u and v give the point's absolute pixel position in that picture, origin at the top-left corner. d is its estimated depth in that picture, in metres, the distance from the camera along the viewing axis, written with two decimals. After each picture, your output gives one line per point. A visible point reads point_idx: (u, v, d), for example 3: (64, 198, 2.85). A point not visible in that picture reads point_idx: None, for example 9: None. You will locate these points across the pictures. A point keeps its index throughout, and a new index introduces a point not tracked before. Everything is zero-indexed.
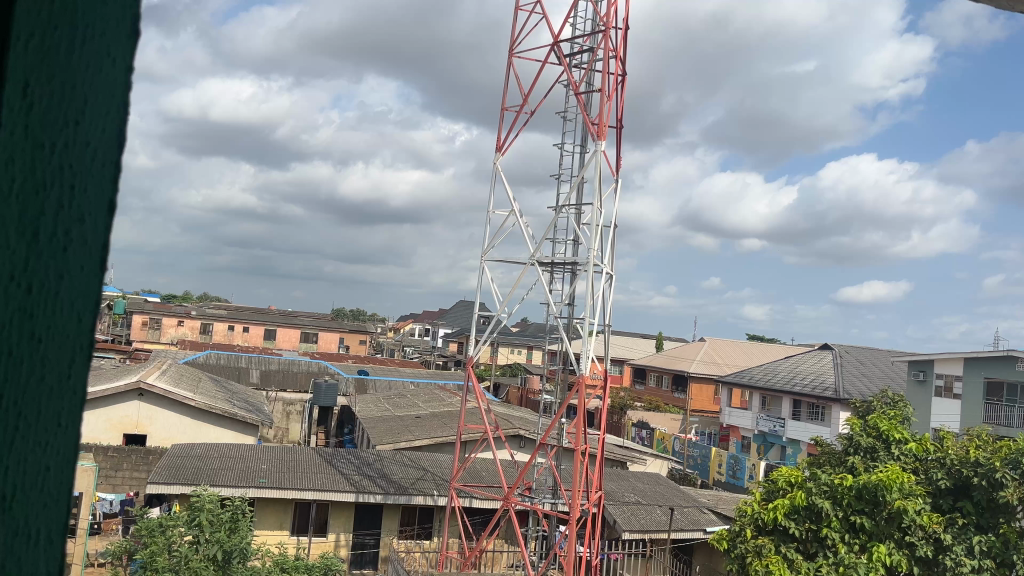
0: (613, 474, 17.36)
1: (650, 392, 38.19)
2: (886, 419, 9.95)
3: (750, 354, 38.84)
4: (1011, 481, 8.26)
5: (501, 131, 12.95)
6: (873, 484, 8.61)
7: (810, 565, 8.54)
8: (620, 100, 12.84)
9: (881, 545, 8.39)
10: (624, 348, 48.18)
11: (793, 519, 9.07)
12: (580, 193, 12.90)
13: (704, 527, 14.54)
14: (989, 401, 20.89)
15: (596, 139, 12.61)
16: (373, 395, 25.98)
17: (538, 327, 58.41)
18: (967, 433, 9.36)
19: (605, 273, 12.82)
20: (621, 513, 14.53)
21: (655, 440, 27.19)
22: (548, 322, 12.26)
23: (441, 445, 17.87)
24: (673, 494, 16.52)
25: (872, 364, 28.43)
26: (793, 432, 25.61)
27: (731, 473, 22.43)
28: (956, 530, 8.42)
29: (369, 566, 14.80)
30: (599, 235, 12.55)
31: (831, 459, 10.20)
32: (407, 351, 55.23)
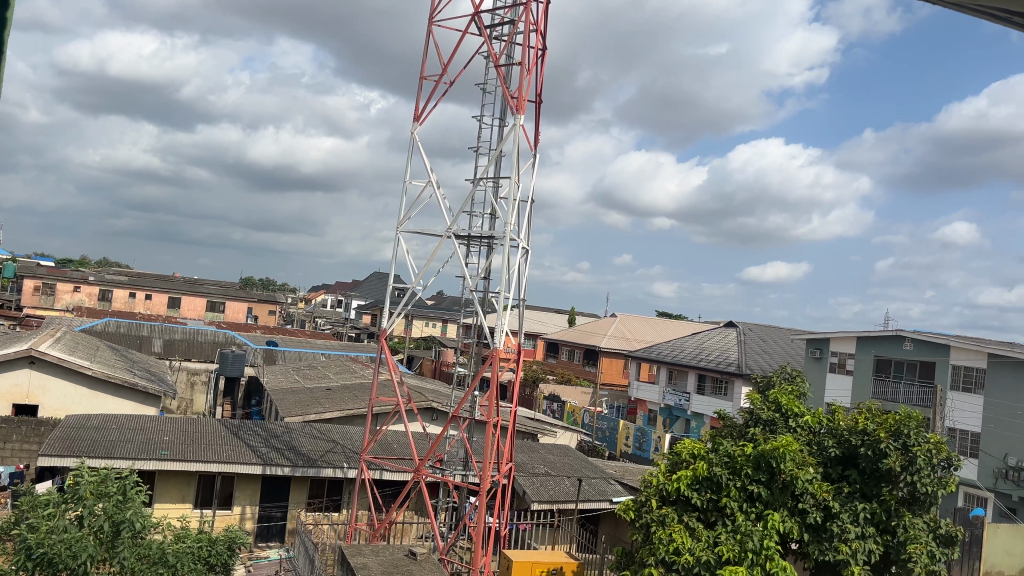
0: (524, 446, 17.58)
1: (562, 365, 38.83)
2: (785, 394, 10.39)
3: (659, 330, 39.95)
4: (893, 451, 8.82)
5: (418, 101, 12.71)
6: (770, 455, 8.94)
7: (710, 534, 8.80)
8: (540, 73, 12.88)
9: (775, 513, 8.81)
10: (537, 322, 48.76)
11: (695, 489, 9.26)
12: (498, 166, 12.93)
13: (611, 497, 14.95)
14: (879, 377, 22.06)
15: (515, 113, 12.61)
16: (282, 366, 25.53)
17: (453, 301, 58.38)
18: (857, 406, 9.87)
19: (521, 247, 12.90)
20: (530, 484, 14.75)
21: (566, 413, 27.69)
22: (462, 295, 12.33)
23: (352, 417, 17.73)
24: (582, 465, 16.89)
25: (773, 340, 29.61)
26: (698, 406, 26.48)
27: (638, 445, 23.07)
28: (842, 498, 8.97)
29: (276, 539, 14.58)
30: (517, 210, 12.62)
31: (733, 431, 10.53)
32: (319, 323, 54.29)
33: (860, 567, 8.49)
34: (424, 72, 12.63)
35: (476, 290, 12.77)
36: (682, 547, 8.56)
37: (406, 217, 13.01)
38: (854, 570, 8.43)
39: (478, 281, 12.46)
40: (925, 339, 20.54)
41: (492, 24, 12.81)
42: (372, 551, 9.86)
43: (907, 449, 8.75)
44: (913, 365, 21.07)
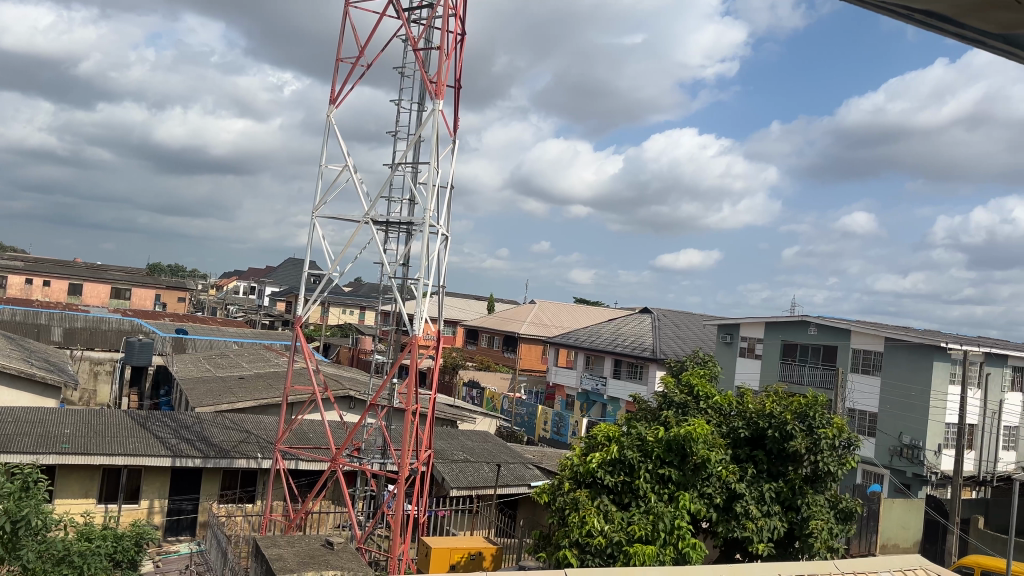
0: (443, 433, 17.53)
1: (481, 352, 38.87)
2: (696, 377, 10.66)
3: (577, 316, 40.47)
4: (799, 432, 9.18)
5: (335, 83, 12.50)
6: (683, 438, 9.14)
7: (623, 515, 8.96)
8: (459, 59, 12.82)
9: (686, 494, 9.06)
10: (456, 310, 48.70)
11: (608, 471, 9.39)
12: (416, 151, 12.82)
13: (529, 482, 15.08)
14: (785, 361, 22.80)
15: (433, 98, 12.50)
16: (192, 354, 24.74)
17: (371, 288, 57.65)
18: (764, 388, 10.22)
19: (440, 234, 12.84)
20: (449, 470, 14.75)
21: (485, 399, 27.76)
22: (380, 281, 12.22)
23: (265, 407, 17.36)
24: (501, 451, 16.95)
25: (686, 326, 30.37)
26: (614, 390, 27.04)
27: (556, 430, 23.33)
28: (750, 479, 9.32)
29: (187, 533, 14.21)
30: (436, 196, 12.56)
31: (647, 414, 10.71)
32: (231, 311, 52.80)
33: (764, 542, 8.86)
34: (341, 54, 12.37)
35: (395, 277, 12.65)
36: (594, 529, 8.71)
37: (322, 202, 12.77)
38: (759, 546, 8.79)
39: (396, 267, 12.34)
40: (828, 324, 21.44)
41: (410, 8, 12.66)
42: (288, 541, 9.68)
43: (812, 430, 9.13)
44: (817, 349, 21.98)
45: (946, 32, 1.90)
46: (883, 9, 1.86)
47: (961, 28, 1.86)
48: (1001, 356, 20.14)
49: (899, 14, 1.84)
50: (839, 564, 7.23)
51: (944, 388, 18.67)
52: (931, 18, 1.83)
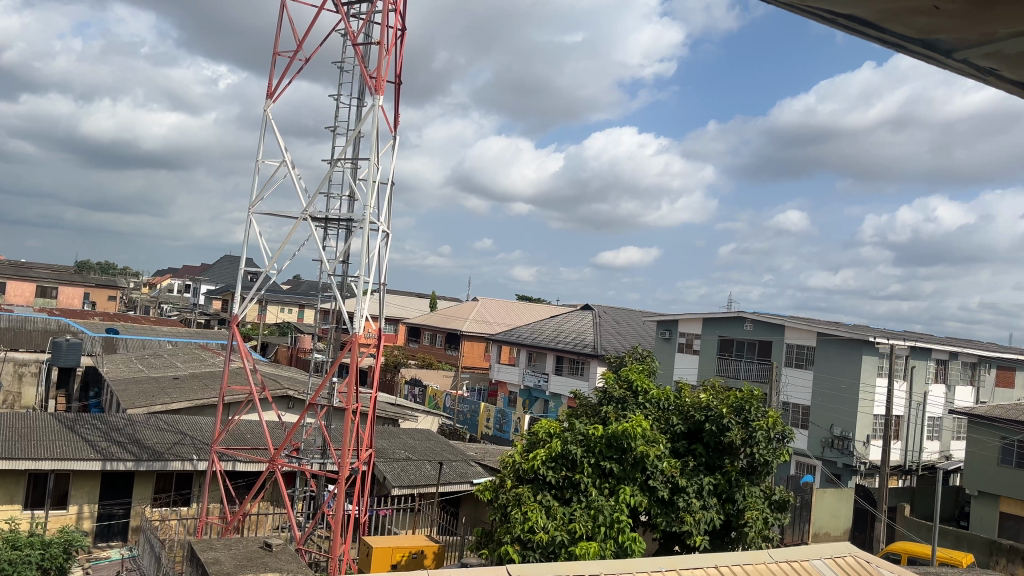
0: (385, 432, 17.36)
1: (423, 349, 38.67)
2: (635, 372, 10.79)
3: (519, 313, 40.59)
4: (735, 425, 9.42)
5: (271, 77, 12.23)
6: (621, 432, 9.24)
7: (565, 511, 9.00)
8: (398, 54, 12.72)
9: (626, 487, 9.17)
10: (397, 307, 48.38)
11: (550, 466, 9.41)
12: (356, 147, 12.69)
13: (471, 479, 15.10)
14: (722, 355, 23.28)
15: (373, 93, 12.38)
16: (124, 355, 23.97)
17: (310, 286, 56.87)
18: (702, 383, 10.41)
19: (380, 231, 12.74)
20: (390, 469, 14.64)
21: (427, 397, 27.64)
22: (319, 279, 12.07)
23: (201, 408, 16.96)
24: (443, 448, 16.89)
25: (626, 323, 30.76)
26: (556, 386, 27.26)
27: (498, 426, 23.36)
28: (689, 473, 9.51)
29: (118, 538, 13.75)
30: (375, 192, 12.45)
31: (587, 410, 10.78)
32: (164, 310, 51.32)
33: (702, 535, 9.03)
34: (277, 47, 12.17)
35: (334, 274, 12.49)
36: (537, 525, 8.74)
37: (258, 198, 12.55)
38: (696, 539, 8.96)
39: (335, 265, 12.21)
40: (763, 320, 21.99)
41: (349, 2, 12.50)
42: (225, 544, 9.48)
43: (748, 423, 9.38)
44: (752, 344, 22.53)
45: (871, 40, 1.63)
46: (806, 12, 1.59)
47: (883, 35, 1.57)
48: (925, 350, 20.89)
49: (823, 17, 1.57)
50: (774, 553, 7.40)
51: (872, 381, 19.33)
52: (853, 22, 1.55)
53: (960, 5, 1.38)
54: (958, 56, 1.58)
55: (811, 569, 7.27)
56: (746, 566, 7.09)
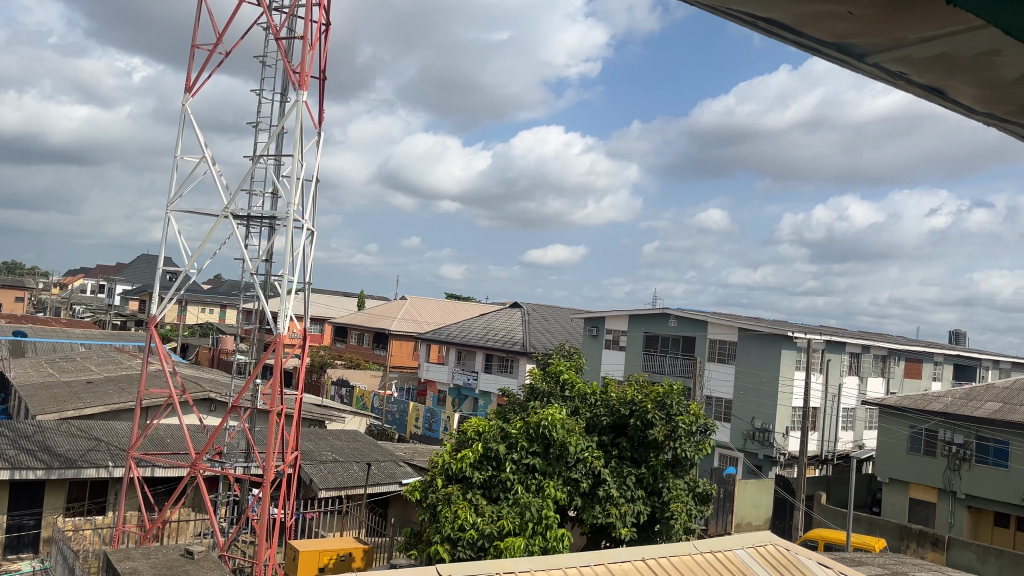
0: (310, 433, 17.04)
1: (351, 349, 38.15)
2: (562, 368, 10.87)
3: (448, 312, 40.44)
4: (659, 420, 9.59)
5: (189, 70, 11.78)
6: (544, 428, 9.26)
7: (493, 509, 8.97)
8: (323, 50, 12.51)
9: (552, 483, 9.20)
10: (324, 306, 47.57)
11: (477, 465, 9.37)
12: (279, 143, 12.43)
13: (400, 479, 14.97)
14: (648, 351, 23.64)
15: (297, 88, 12.14)
16: (32, 359, 22.85)
17: (232, 285, 55.43)
18: (627, 378, 10.52)
19: (305, 229, 12.52)
20: (317, 472, 14.37)
21: (355, 398, 27.27)
22: (242, 278, 11.78)
23: (117, 412, 16.34)
24: (371, 449, 16.69)
25: (555, 320, 31.00)
26: (485, 384, 27.31)
27: (427, 426, 23.24)
28: (614, 467, 9.63)
29: (29, 550, 13.14)
30: (300, 189, 12.20)
31: (514, 407, 10.80)
32: (76, 310, 49.10)
33: (627, 527, 9.17)
34: (196, 39, 11.75)
35: (257, 273, 12.19)
36: (466, 524, 8.70)
37: (176, 195, 12.18)
38: (622, 531, 9.10)
39: (259, 263, 11.93)
40: (687, 315, 22.48)
41: None
42: (143, 553, 9.13)
43: (671, 417, 9.57)
44: (677, 340, 22.98)
45: (785, 43, 1.44)
46: (721, 12, 1.38)
47: (799, 39, 1.39)
48: (840, 343, 21.67)
49: (740, 19, 1.36)
50: (698, 543, 7.55)
51: (790, 374, 20.01)
52: (772, 26, 1.36)
53: (874, 9, 1.22)
54: (871, 61, 1.41)
55: (735, 560, 7.44)
56: (672, 558, 7.20)
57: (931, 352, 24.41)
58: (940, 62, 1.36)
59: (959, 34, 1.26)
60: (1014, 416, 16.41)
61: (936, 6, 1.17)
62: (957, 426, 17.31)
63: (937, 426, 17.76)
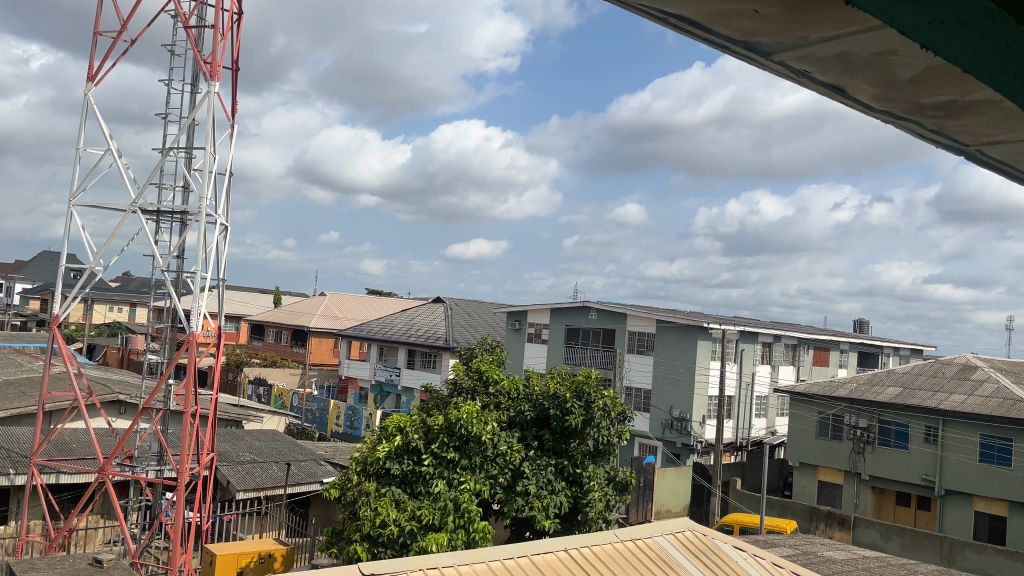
0: (227, 434, 16.59)
1: (268, 347, 37.22)
2: (484, 363, 10.88)
3: (369, 308, 39.94)
4: (578, 409, 9.76)
5: (93, 59, 11.93)
6: (464, 421, 9.24)
7: (413, 504, 8.90)
8: (235, 39, 12.18)
9: (473, 476, 9.20)
10: (240, 304, 46.28)
11: (396, 460, 9.27)
12: (191, 135, 12.02)
13: (321, 478, 14.71)
14: (569, 344, 23.90)
15: (208, 79, 11.77)
16: None
17: (141, 283, 53.46)
18: (549, 370, 10.59)
19: (219, 224, 12.18)
20: (234, 473, 13.97)
21: (273, 397, 26.69)
22: (151, 275, 11.37)
23: (17, 418, 15.51)
24: (290, 449, 16.35)
25: (477, 315, 31.03)
26: (407, 380, 27.13)
27: (349, 423, 22.94)
28: (537, 459, 9.71)
29: None
30: (213, 183, 11.84)
31: (436, 402, 10.74)
32: None
33: (550, 519, 9.26)
34: (100, 27, 11.89)
35: (168, 271, 11.78)
36: (385, 520, 8.60)
37: (80, 189, 11.68)
38: (544, 523, 9.17)
39: (169, 260, 11.52)
40: (607, 308, 22.82)
41: None
42: (48, 563, 8.70)
43: (589, 406, 9.76)
44: (597, 333, 23.31)
45: (695, 40, 1.46)
46: (631, 8, 1.39)
47: (707, 36, 1.41)
48: (753, 334, 22.38)
49: (652, 15, 1.38)
50: (619, 532, 7.67)
51: (706, 364, 20.57)
52: (683, 23, 1.38)
53: (779, 8, 1.25)
54: (777, 58, 1.44)
55: (654, 547, 7.60)
56: (595, 548, 7.30)
57: (837, 340, 25.46)
58: (840, 61, 1.41)
59: (861, 34, 1.30)
60: (913, 400, 17.38)
61: (836, 4, 1.21)
62: (861, 410, 18.09)
63: (843, 411, 18.52)
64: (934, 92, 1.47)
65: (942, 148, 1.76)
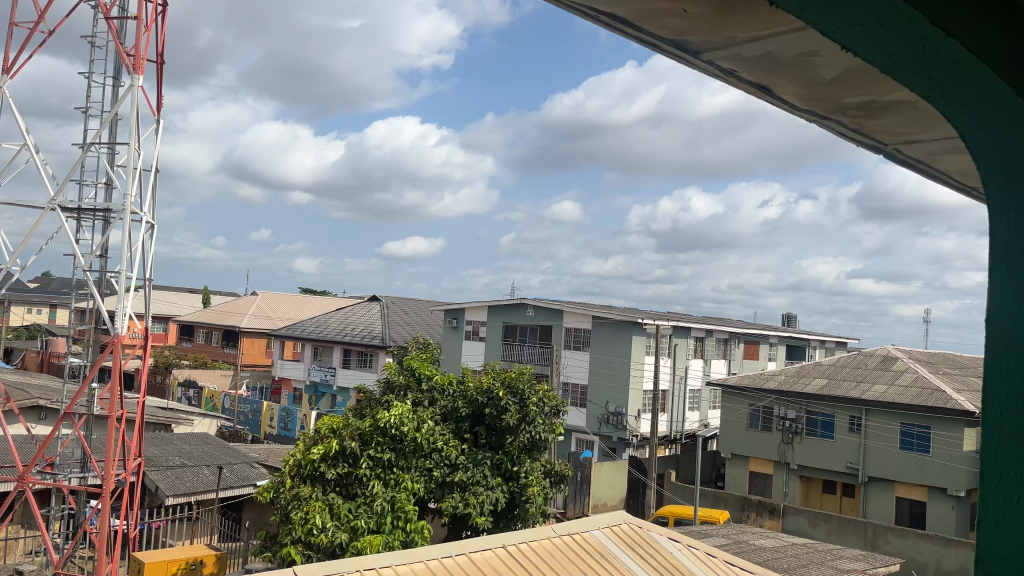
0: (156, 438, 16.10)
1: (198, 348, 36.25)
2: (418, 361, 10.79)
3: (302, 307, 39.26)
4: (512, 406, 9.81)
5: (7, 50, 11.65)
6: (401, 422, 9.16)
7: (347, 507, 8.77)
8: (159, 32, 11.83)
9: (408, 476, 9.13)
10: (167, 304, 44.92)
11: (330, 463, 9.10)
12: (113, 130, 11.63)
13: (254, 481, 14.41)
14: (507, 342, 23.94)
15: (132, 72, 11.38)
16: None
17: (61, 283, 51.37)
18: (483, 366, 10.58)
19: (145, 222, 11.83)
20: (163, 478, 13.58)
21: (204, 399, 26.01)
22: (72, 275, 10.99)
23: None
24: (222, 452, 15.97)
25: (414, 313, 30.82)
26: (343, 380, 26.80)
27: (282, 425, 22.52)
28: (473, 456, 9.70)
29: None
30: (138, 180, 11.46)
31: (370, 402, 10.63)
32: None
33: (485, 515, 9.28)
34: (13, 17, 11.59)
35: (90, 271, 11.39)
36: (318, 523, 8.47)
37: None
38: (479, 520, 9.19)
39: (92, 259, 11.15)
40: (543, 305, 22.95)
41: None
42: None
43: (524, 402, 9.82)
44: (534, 329, 23.42)
45: (628, 38, 1.46)
46: (565, 5, 1.38)
47: (637, 34, 1.42)
48: (686, 328, 22.79)
49: (584, 13, 1.38)
50: (556, 527, 7.69)
51: (641, 359, 20.87)
52: (614, 21, 1.38)
53: (708, 8, 1.26)
54: (705, 57, 1.46)
55: (591, 540, 7.67)
56: (531, 543, 7.32)
57: (767, 334, 26.14)
58: (766, 61, 1.43)
59: (785, 34, 1.33)
60: (838, 391, 17.97)
61: (764, 6, 1.23)
62: (790, 402, 18.61)
63: (772, 403, 19.01)
64: (855, 92, 1.52)
65: (862, 147, 1.82)
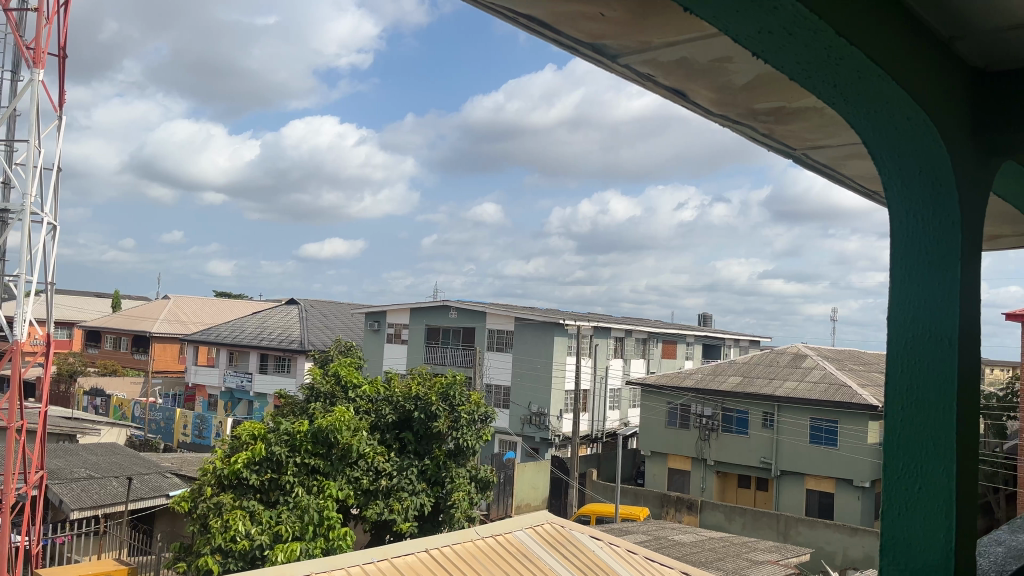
0: (59, 449, 15.35)
1: (106, 355, 34.73)
2: (345, 366, 10.71)
3: (217, 310, 38.09)
4: (442, 412, 9.78)
5: None
6: (331, 429, 8.98)
7: (269, 515, 8.55)
8: (60, 24, 11.29)
9: (332, 482, 8.95)
10: (72, 309, 42.87)
11: (253, 470, 8.82)
12: (11, 126, 11.03)
13: (166, 492, 13.86)
14: (429, 344, 23.79)
15: (31, 65, 10.83)
16: None
17: None
18: (409, 371, 10.45)
19: (46, 223, 11.26)
20: (67, 491, 12.92)
21: (113, 408, 24.95)
22: None
23: None
24: (132, 462, 15.35)
25: (334, 316, 30.31)
26: (260, 386, 26.12)
27: (197, 433, 21.83)
28: (401, 462, 9.60)
29: None
30: (38, 179, 10.91)
31: (294, 409, 10.39)
32: None
33: (409, 521, 9.21)
34: None
35: None
36: (239, 532, 8.24)
37: None
38: (403, 526, 9.11)
39: None
40: (466, 307, 22.92)
41: None
42: None
43: (453, 409, 9.83)
44: (456, 331, 23.35)
45: (545, 40, 1.46)
46: (483, 7, 1.37)
47: (556, 36, 1.41)
48: (606, 329, 23.12)
49: (502, 14, 1.36)
50: (479, 529, 7.69)
51: (562, 359, 21.06)
52: (531, 22, 1.37)
53: (623, 13, 1.27)
54: (623, 61, 1.47)
55: (514, 542, 7.68)
56: (455, 546, 7.30)
57: (683, 333, 26.75)
58: (681, 65, 1.45)
59: (699, 40, 1.36)
60: (752, 388, 18.53)
61: (680, 13, 1.25)
62: (706, 399, 19.09)
63: (689, 401, 19.44)
64: (766, 98, 1.56)
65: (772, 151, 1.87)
